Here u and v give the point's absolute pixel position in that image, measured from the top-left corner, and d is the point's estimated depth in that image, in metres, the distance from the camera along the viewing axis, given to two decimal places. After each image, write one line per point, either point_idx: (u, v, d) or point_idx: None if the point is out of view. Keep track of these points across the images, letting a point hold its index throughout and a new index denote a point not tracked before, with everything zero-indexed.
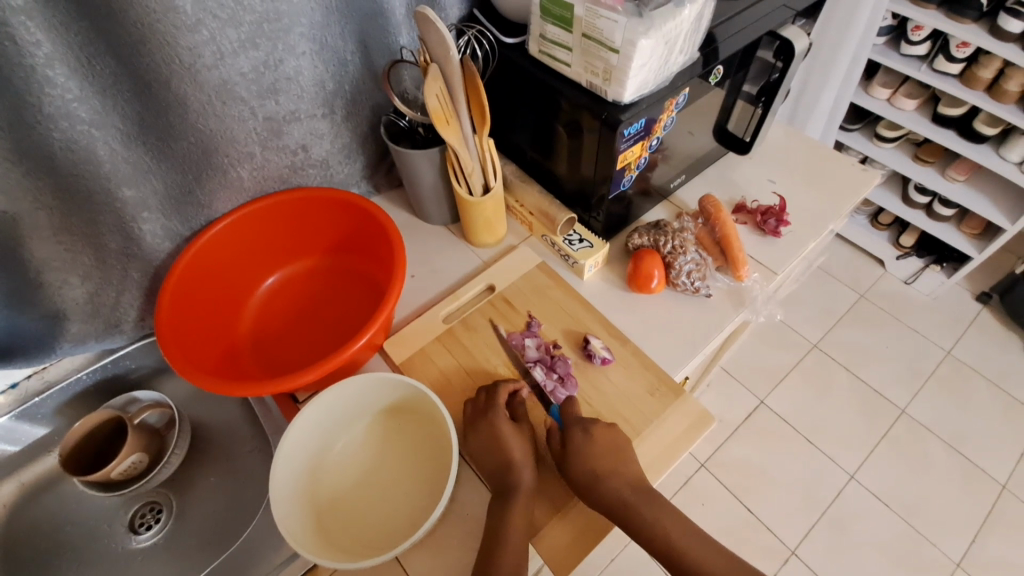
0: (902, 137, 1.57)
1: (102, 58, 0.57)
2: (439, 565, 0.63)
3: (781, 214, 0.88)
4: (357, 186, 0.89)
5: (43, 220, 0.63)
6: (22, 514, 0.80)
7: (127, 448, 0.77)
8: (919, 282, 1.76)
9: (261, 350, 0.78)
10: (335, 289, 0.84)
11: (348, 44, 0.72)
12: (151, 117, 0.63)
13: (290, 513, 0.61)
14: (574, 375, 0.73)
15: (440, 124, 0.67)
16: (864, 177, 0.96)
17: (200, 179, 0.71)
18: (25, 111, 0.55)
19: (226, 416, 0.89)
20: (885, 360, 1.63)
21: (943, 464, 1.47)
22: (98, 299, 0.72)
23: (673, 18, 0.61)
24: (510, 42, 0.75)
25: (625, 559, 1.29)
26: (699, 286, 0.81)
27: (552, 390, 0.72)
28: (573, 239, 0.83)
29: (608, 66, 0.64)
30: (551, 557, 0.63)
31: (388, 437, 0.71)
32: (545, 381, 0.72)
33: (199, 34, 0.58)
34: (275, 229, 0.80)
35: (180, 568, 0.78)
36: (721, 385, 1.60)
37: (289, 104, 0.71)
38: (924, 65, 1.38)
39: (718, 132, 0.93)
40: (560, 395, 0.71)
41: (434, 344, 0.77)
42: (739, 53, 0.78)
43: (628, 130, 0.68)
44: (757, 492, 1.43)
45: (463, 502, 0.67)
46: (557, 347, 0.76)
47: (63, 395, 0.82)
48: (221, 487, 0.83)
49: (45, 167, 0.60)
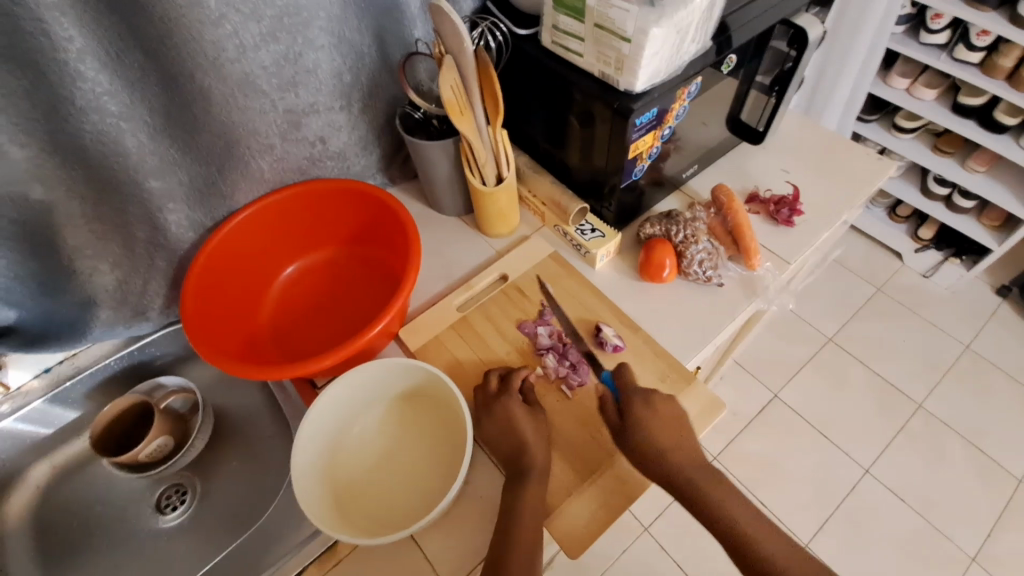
0: (921, 127, 1.55)
1: (130, 52, 0.59)
2: (454, 544, 0.65)
3: (794, 204, 0.88)
4: (373, 178, 0.91)
5: (75, 210, 0.65)
6: (56, 493, 0.84)
7: (153, 432, 0.80)
8: (937, 275, 1.73)
9: (281, 337, 0.80)
10: (352, 278, 0.85)
11: (364, 37, 0.73)
12: (176, 110, 0.65)
13: (311, 493, 0.63)
14: (586, 362, 0.74)
15: (455, 115, 0.68)
16: (880, 166, 0.96)
17: (223, 171, 0.74)
18: (59, 104, 0.57)
19: (247, 402, 0.92)
20: (902, 354, 1.62)
21: (960, 458, 1.46)
22: (126, 287, 0.75)
23: (685, 7, 0.62)
24: (523, 33, 0.76)
25: (637, 550, 1.30)
26: (710, 275, 0.81)
27: (564, 377, 0.73)
28: (585, 229, 0.84)
29: (620, 56, 0.65)
30: (566, 538, 0.64)
31: (405, 421, 0.73)
32: (557, 368, 0.74)
33: (222, 28, 0.60)
34: (294, 220, 0.82)
35: (205, 546, 0.81)
36: (734, 378, 1.60)
37: (308, 96, 0.73)
38: (944, 54, 1.35)
39: (730, 122, 0.93)
40: (572, 381, 0.73)
41: (449, 332, 0.79)
42: (752, 41, 0.78)
43: (640, 119, 0.69)
44: (770, 485, 1.43)
45: (477, 485, 0.68)
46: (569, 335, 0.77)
47: (92, 380, 0.85)
48: (244, 470, 0.86)
49: (77, 159, 0.62)
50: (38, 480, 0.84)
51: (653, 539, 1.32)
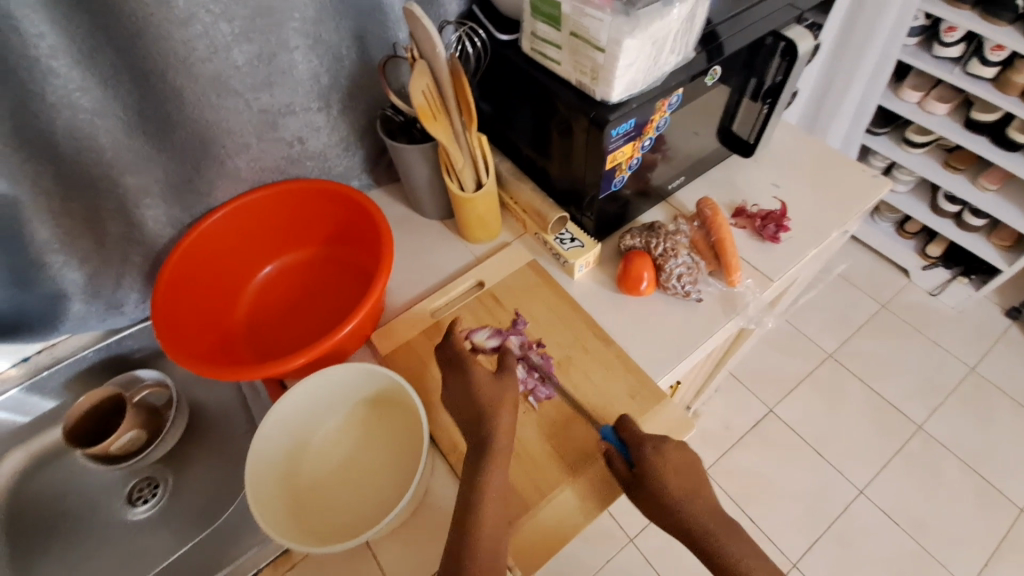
0: (932, 142, 1.51)
1: (102, 50, 0.59)
2: (410, 554, 0.64)
3: (782, 219, 0.86)
4: (356, 179, 0.91)
5: (45, 204, 0.66)
6: (31, 481, 0.85)
7: (124, 426, 0.80)
8: (944, 294, 1.69)
9: (255, 336, 0.80)
10: (329, 279, 0.85)
11: (343, 39, 0.73)
12: (150, 108, 0.65)
13: (268, 499, 0.63)
14: (555, 374, 0.74)
15: (428, 120, 0.67)
16: (875, 183, 0.94)
17: (199, 169, 0.74)
18: (30, 100, 0.58)
19: (224, 399, 0.92)
20: (904, 374, 1.58)
21: (959, 483, 1.42)
22: (100, 280, 0.75)
23: (660, 18, 0.60)
24: (504, 39, 0.75)
25: (620, 561, 1.29)
26: (689, 290, 0.79)
27: (532, 390, 0.72)
28: (565, 238, 0.83)
29: (595, 66, 0.64)
30: (521, 552, 0.63)
31: (369, 427, 0.72)
32: (526, 380, 0.73)
33: (193, 28, 0.60)
34: (272, 220, 0.82)
35: (173, 541, 0.81)
36: (728, 391, 1.57)
37: (284, 97, 0.72)
38: (956, 68, 1.32)
39: (721, 134, 0.91)
40: (540, 394, 0.72)
41: (421, 338, 0.78)
42: (740, 52, 0.76)
43: (617, 130, 0.68)
44: (760, 501, 1.41)
45: (437, 494, 0.68)
46: (540, 346, 0.76)
47: (70, 370, 0.86)
48: (216, 466, 0.86)
49: (49, 154, 0.63)
50: (14, 466, 0.85)
51: (637, 550, 1.30)
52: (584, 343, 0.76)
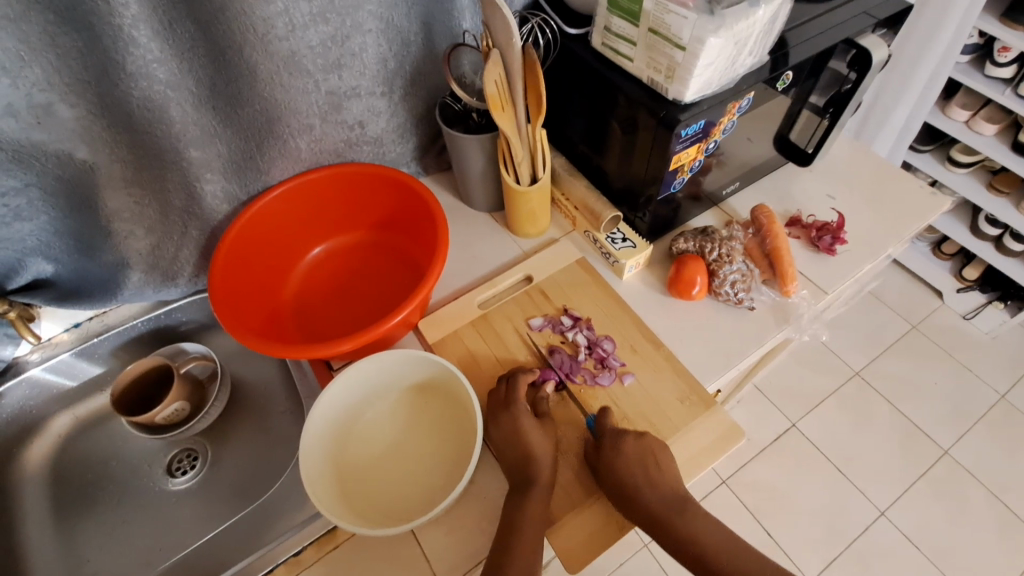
0: (978, 162, 1.47)
1: (182, 23, 0.59)
2: (454, 542, 0.64)
3: (838, 231, 0.85)
4: (407, 166, 0.91)
5: (116, 172, 0.67)
6: (73, 445, 0.86)
7: (172, 396, 0.82)
8: (978, 318, 1.66)
9: (304, 317, 0.80)
10: (378, 265, 0.86)
11: (412, 25, 0.73)
12: (221, 81, 0.66)
13: (319, 478, 0.63)
14: (614, 360, 0.73)
15: (496, 110, 0.67)
16: (934, 202, 0.91)
17: (261, 147, 0.74)
18: (110, 68, 0.58)
19: (264, 376, 0.93)
20: (931, 397, 1.55)
21: (980, 511, 1.40)
22: (159, 252, 0.76)
23: (745, 19, 0.60)
24: (573, 33, 0.75)
25: (633, 566, 1.26)
26: (742, 297, 0.78)
27: (594, 374, 0.73)
28: (616, 237, 0.82)
29: (672, 64, 0.63)
30: (566, 552, 0.62)
31: (417, 414, 0.73)
32: (587, 358, 0.74)
33: (274, 5, 0.61)
34: (327, 202, 0.83)
35: (207, 515, 0.82)
36: (752, 403, 1.55)
37: (351, 80, 0.73)
38: (1008, 88, 1.28)
39: (778, 141, 0.89)
40: (600, 379, 0.72)
41: (468, 328, 0.78)
42: (811, 59, 0.74)
43: (685, 131, 0.67)
44: (779, 516, 1.39)
45: (483, 485, 0.68)
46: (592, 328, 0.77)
47: (118, 339, 0.87)
48: (254, 444, 0.87)
49: (123, 122, 0.63)
50: (59, 430, 0.86)
51: (651, 556, 1.27)
52: (632, 343, 0.76)
